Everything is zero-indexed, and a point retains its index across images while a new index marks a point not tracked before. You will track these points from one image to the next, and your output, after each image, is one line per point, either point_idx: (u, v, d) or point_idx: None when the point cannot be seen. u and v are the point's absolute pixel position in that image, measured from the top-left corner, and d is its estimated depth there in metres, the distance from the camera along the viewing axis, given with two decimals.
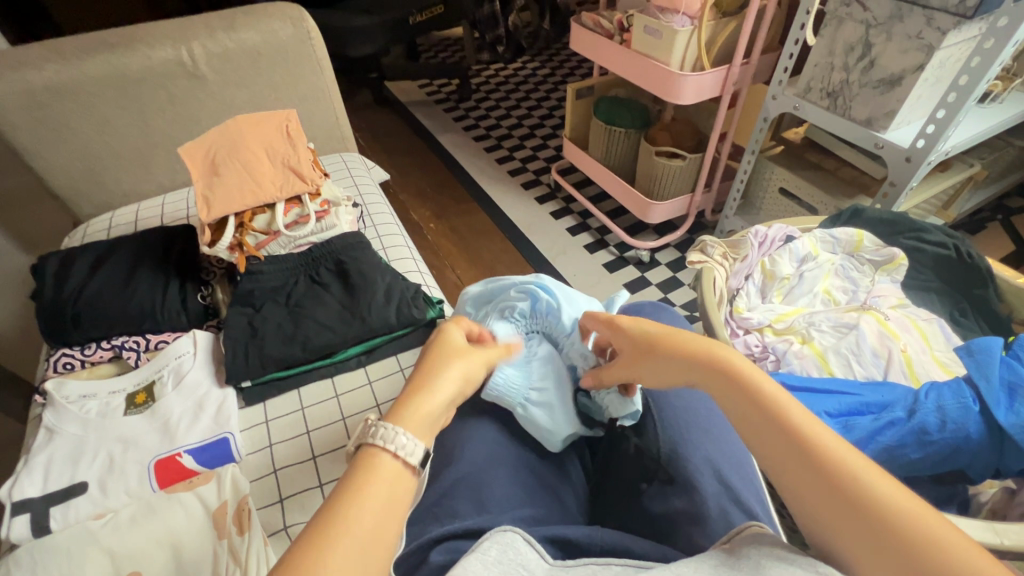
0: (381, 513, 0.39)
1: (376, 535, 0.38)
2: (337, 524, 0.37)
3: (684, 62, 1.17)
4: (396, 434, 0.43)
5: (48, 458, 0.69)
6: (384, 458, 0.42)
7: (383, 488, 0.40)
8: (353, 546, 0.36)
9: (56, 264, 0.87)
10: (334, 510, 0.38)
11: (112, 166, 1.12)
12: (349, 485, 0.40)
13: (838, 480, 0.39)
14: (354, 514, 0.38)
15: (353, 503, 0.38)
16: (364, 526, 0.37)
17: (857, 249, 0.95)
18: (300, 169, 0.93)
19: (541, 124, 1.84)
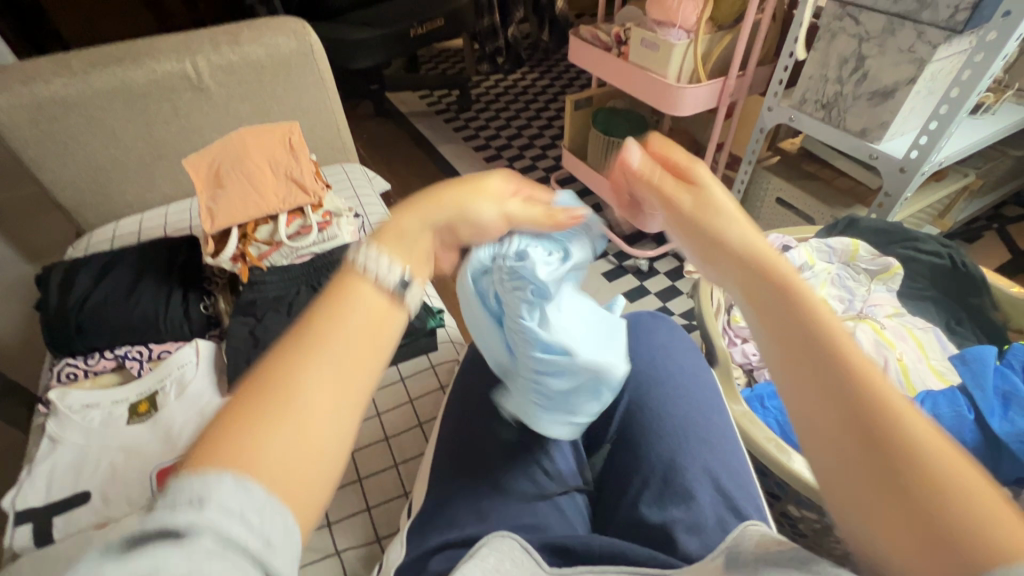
0: (366, 335, 0.33)
1: (351, 357, 0.32)
2: (307, 343, 0.32)
3: (681, 75, 1.19)
4: (379, 261, 0.36)
5: (51, 468, 0.69)
6: (369, 277, 0.36)
7: (371, 309, 0.34)
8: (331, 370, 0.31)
9: (61, 275, 0.88)
10: (312, 331, 0.33)
11: (116, 178, 1.13)
12: (334, 296, 0.35)
13: (891, 430, 0.30)
14: (328, 333, 0.32)
15: (331, 322, 0.33)
16: (335, 346, 0.32)
17: (853, 259, 0.96)
18: (303, 181, 0.94)
19: (540, 134, 1.87)
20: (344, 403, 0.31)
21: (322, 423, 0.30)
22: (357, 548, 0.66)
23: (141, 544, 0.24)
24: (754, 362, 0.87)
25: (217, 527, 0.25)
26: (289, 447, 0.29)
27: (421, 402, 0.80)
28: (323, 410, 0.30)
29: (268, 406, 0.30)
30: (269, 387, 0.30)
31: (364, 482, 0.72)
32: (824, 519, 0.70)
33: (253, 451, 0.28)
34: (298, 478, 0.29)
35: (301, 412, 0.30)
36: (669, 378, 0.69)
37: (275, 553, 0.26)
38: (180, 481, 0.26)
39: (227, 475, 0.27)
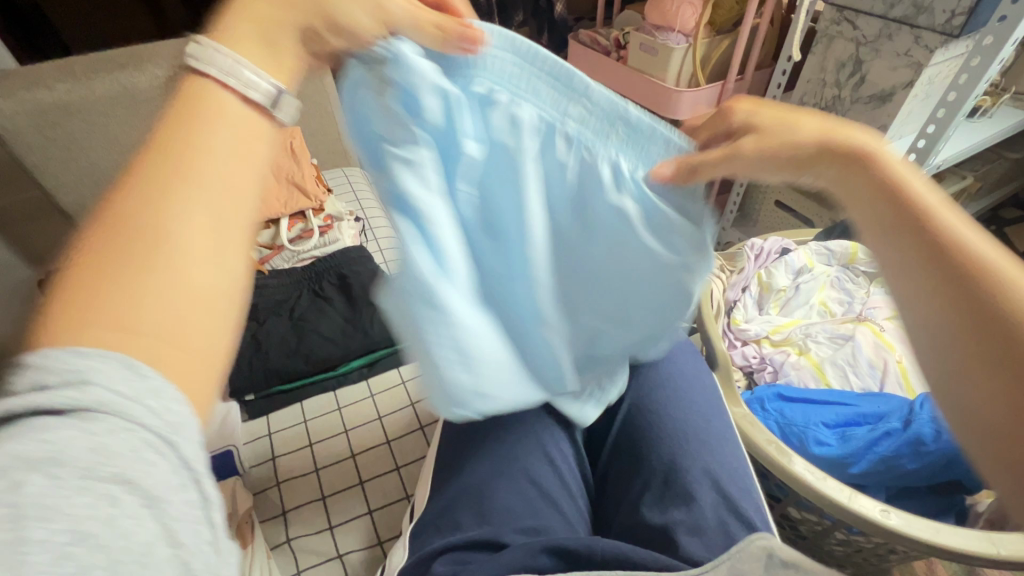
0: (230, 175, 0.36)
1: (226, 189, 0.36)
2: (167, 189, 0.34)
3: (679, 79, 1.20)
4: (240, 69, 0.37)
5: None
6: (217, 89, 0.37)
7: (226, 141, 0.37)
8: (197, 214, 0.34)
9: None
10: (171, 171, 0.34)
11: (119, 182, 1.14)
12: (178, 133, 0.35)
13: (979, 289, 0.36)
14: (190, 172, 0.35)
15: (189, 157, 0.35)
16: (201, 182, 0.35)
17: (852, 261, 0.97)
18: (305, 186, 0.95)
19: None
20: (228, 233, 0.35)
21: (204, 249, 0.34)
22: (359, 550, 0.66)
23: (24, 416, 0.28)
24: (755, 365, 0.87)
25: (100, 406, 0.29)
26: (172, 295, 0.33)
27: (422, 405, 0.80)
28: (200, 256, 0.34)
29: (137, 258, 0.32)
30: (136, 237, 0.33)
31: (366, 486, 0.72)
32: (825, 521, 0.70)
33: (139, 303, 0.32)
34: (196, 313, 0.33)
35: (182, 253, 0.33)
36: (669, 380, 0.69)
37: (178, 432, 0.31)
38: (54, 354, 0.29)
39: (111, 357, 0.30)
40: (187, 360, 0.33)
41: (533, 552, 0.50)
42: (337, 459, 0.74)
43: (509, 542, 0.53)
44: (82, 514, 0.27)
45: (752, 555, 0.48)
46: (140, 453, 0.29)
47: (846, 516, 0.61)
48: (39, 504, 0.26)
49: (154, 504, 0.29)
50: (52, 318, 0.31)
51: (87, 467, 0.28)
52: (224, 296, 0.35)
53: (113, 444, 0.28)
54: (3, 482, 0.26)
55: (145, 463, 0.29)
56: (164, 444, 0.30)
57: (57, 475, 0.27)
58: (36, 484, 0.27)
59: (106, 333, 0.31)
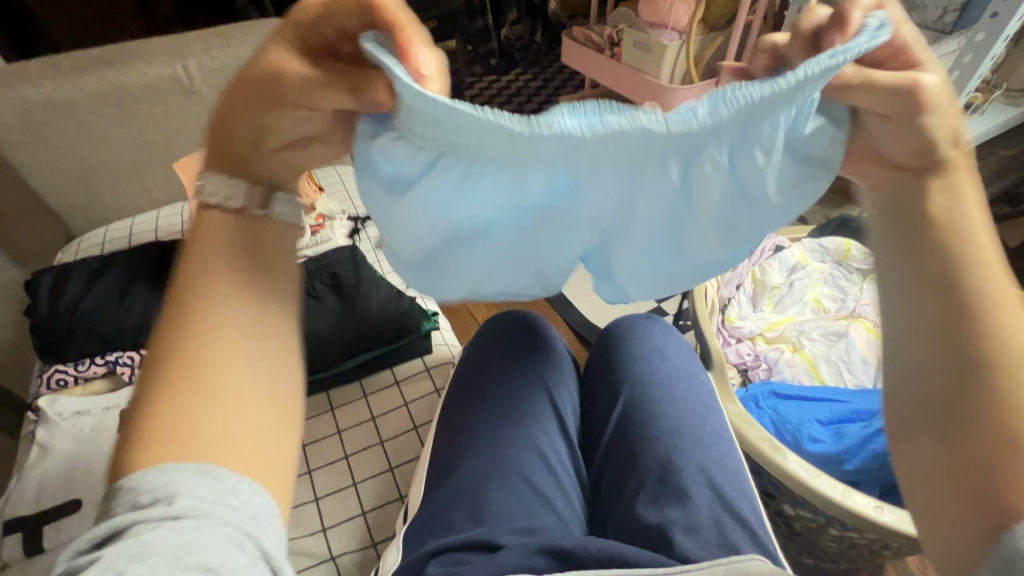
0: (250, 296, 0.45)
1: (252, 306, 0.45)
2: (206, 317, 0.43)
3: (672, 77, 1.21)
4: (222, 204, 0.46)
5: (40, 478, 0.67)
6: (226, 228, 0.46)
7: (229, 278, 0.44)
8: (234, 337, 0.43)
9: (51, 279, 0.87)
10: (200, 309, 0.43)
11: (108, 181, 1.13)
12: (197, 276, 0.44)
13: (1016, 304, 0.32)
14: (219, 300, 0.43)
15: (216, 288, 0.44)
16: (231, 302, 0.44)
17: (845, 258, 0.97)
18: (297, 185, 0.91)
19: None
20: (259, 344, 0.45)
21: (246, 359, 0.43)
22: (354, 552, 0.66)
23: (134, 525, 0.35)
24: (749, 362, 0.86)
25: (188, 511, 0.36)
26: (227, 413, 0.41)
27: (416, 405, 0.80)
28: (242, 374, 0.43)
29: (184, 386, 0.40)
30: (174, 379, 0.40)
31: (359, 487, 0.71)
32: (819, 518, 0.70)
33: (206, 424, 0.40)
34: (249, 416, 0.42)
35: (225, 375, 0.42)
36: (664, 380, 0.69)
37: (251, 522, 0.38)
38: (144, 475, 0.37)
39: (189, 468, 0.38)
40: (252, 460, 0.41)
41: (528, 553, 0.50)
42: (330, 461, 0.74)
43: (506, 543, 0.53)
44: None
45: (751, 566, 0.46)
46: (220, 544, 0.36)
47: (841, 512, 0.62)
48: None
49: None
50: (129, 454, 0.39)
51: (176, 557, 0.34)
52: (272, 397, 0.44)
53: (199, 540, 0.35)
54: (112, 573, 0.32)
55: (225, 552, 0.35)
56: (239, 536, 0.37)
57: (154, 563, 0.33)
58: (136, 570, 0.32)
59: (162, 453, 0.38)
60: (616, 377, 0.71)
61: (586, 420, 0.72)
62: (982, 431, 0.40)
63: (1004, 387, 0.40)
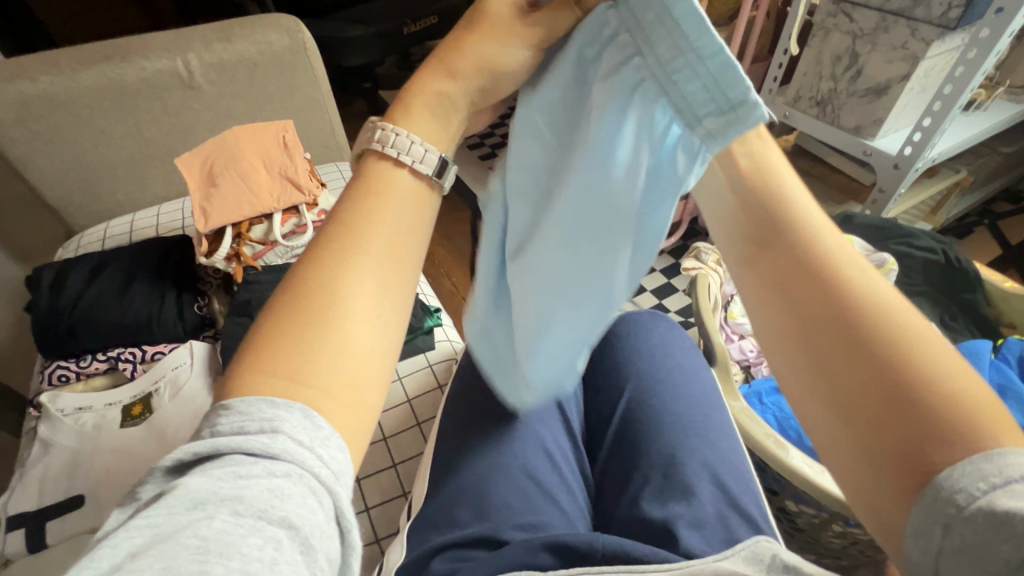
0: (393, 236, 0.36)
1: (392, 249, 0.35)
2: (350, 246, 0.34)
3: None
4: (407, 143, 0.37)
5: (42, 473, 0.67)
6: (392, 171, 0.37)
7: (397, 217, 0.37)
8: (369, 276, 0.34)
9: (52, 275, 0.86)
10: (343, 237, 0.35)
11: (107, 177, 1.13)
12: (355, 206, 0.36)
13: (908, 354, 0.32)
14: (359, 231, 0.35)
15: (369, 222, 0.35)
16: (378, 240, 0.35)
17: None
18: (297, 179, 0.90)
19: None
20: (387, 293, 0.35)
21: (368, 302, 0.34)
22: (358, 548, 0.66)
23: (224, 454, 0.28)
24: (752, 358, 0.87)
25: (285, 454, 0.28)
26: (339, 362, 0.32)
27: (418, 401, 0.79)
28: (363, 320, 0.34)
29: (311, 314, 0.33)
30: (313, 299, 0.33)
31: (362, 483, 0.71)
32: (821, 514, 0.70)
33: (311, 366, 0.32)
34: (354, 369, 0.33)
35: (343, 311, 0.33)
36: (667, 376, 0.68)
37: (338, 480, 0.30)
38: (244, 400, 0.30)
39: (297, 403, 0.30)
40: (350, 407, 0.32)
41: (532, 549, 0.49)
42: None
43: (510, 539, 0.52)
44: (250, 556, 0.25)
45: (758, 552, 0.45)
46: (305, 499, 0.28)
47: (845, 509, 0.61)
48: (221, 540, 0.25)
49: (309, 552, 0.27)
50: (240, 370, 0.32)
51: (262, 508, 0.26)
52: (380, 353, 0.34)
53: (287, 488, 0.27)
54: (196, 515, 0.25)
55: (309, 509, 0.28)
56: (326, 491, 0.29)
57: (238, 513, 0.26)
58: (220, 521, 0.25)
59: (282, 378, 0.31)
60: (619, 375, 0.71)
61: (589, 417, 0.72)
62: (891, 445, 0.31)
63: (919, 398, 0.30)
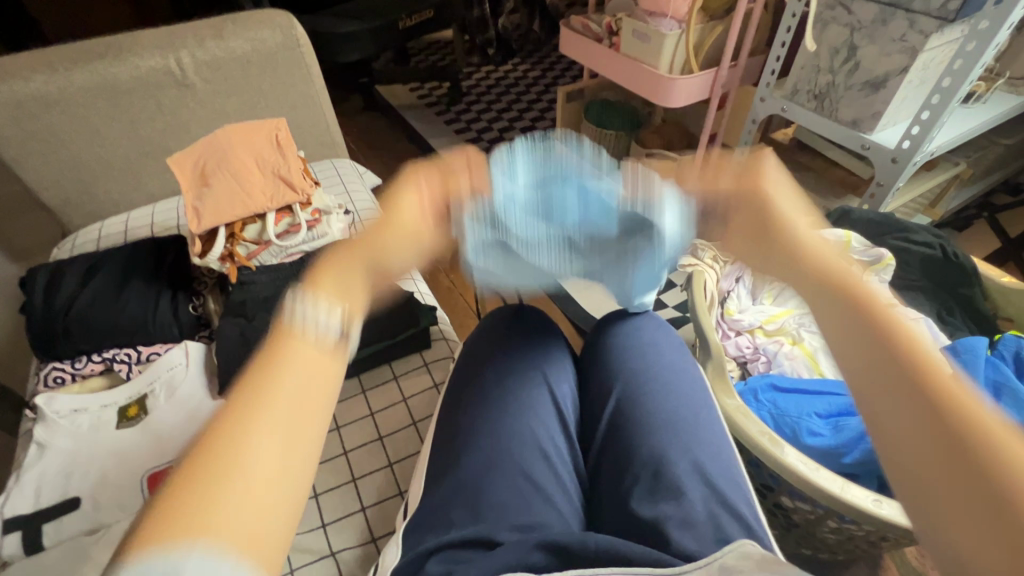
0: (303, 386, 0.42)
1: (300, 402, 0.41)
2: (262, 395, 0.40)
3: (672, 67, 1.21)
4: (320, 311, 0.42)
5: (38, 475, 0.67)
6: (303, 337, 0.42)
7: (306, 376, 0.42)
8: (276, 433, 0.40)
9: (46, 276, 0.86)
10: (252, 392, 0.40)
11: (102, 176, 1.12)
12: (267, 363, 0.42)
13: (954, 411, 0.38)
14: (272, 378, 0.41)
15: (275, 377, 0.41)
16: (285, 387, 0.41)
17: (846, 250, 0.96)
18: (290, 179, 0.90)
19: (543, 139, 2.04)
20: (295, 447, 0.40)
21: (276, 454, 0.39)
22: (354, 548, 0.65)
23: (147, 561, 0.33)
24: (748, 355, 0.87)
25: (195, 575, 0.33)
26: (242, 508, 0.37)
27: (415, 400, 0.79)
28: (271, 473, 0.39)
29: (219, 464, 0.37)
30: (218, 456, 0.37)
31: (359, 482, 0.71)
32: (816, 510, 0.70)
33: (221, 510, 0.36)
34: (263, 516, 0.38)
35: (250, 462, 0.38)
36: (656, 375, 0.68)
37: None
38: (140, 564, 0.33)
39: (194, 547, 0.34)
40: (259, 547, 0.37)
41: (528, 549, 0.50)
42: (330, 457, 0.74)
43: (504, 540, 0.53)
44: None
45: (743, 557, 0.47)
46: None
47: (839, 505, 0.62)
48: None
49: None
50: (143, 530, 0.35)
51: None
52: (287, 483, 0.40)
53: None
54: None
55: None
56: None
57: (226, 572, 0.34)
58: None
59: (183, 531, 0.34)
60: (610, 372, 0.71)
61: (582, 412, 0.72)
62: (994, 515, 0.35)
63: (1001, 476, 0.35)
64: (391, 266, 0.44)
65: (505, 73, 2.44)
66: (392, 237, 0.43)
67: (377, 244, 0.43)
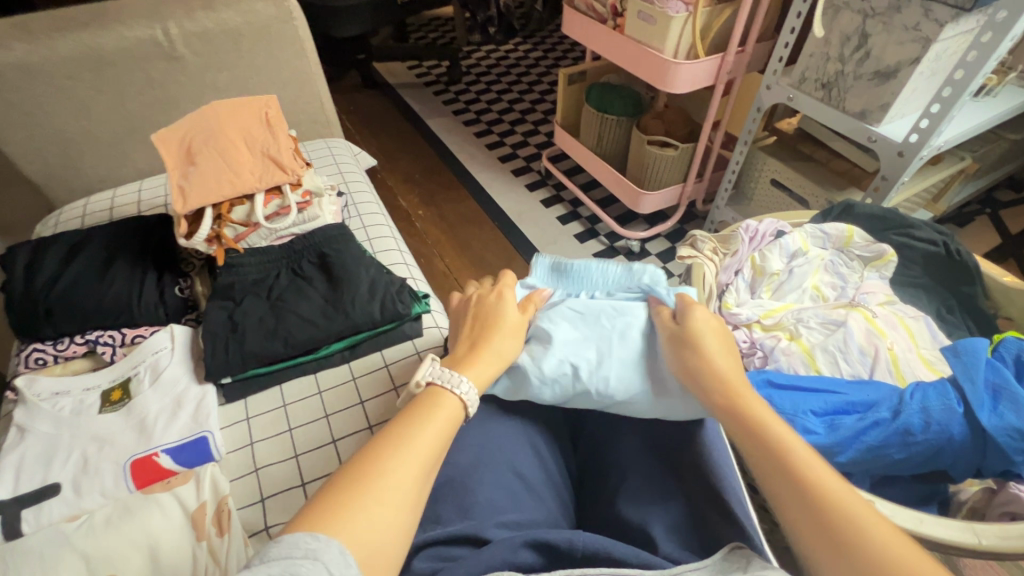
0: (432, 440, 0.47)
1: (425, 448, 0.47)
2: (395, 440, 0.46)
3: (678, 50, 1.17)
4: (456, 381, 0.53)
5: (18, 459, 0.66)
6: (443, 394, 0.51)
7: (432, 426, 0.49)
8: (408, 466, 0.45)
9: (27, 255, 0.84)
10: (390, 437, 0.46)
11: (87, 152, 1.09)
12: (406, 416, 0.49)
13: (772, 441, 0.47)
14: (411, 431, 0.47)
15: (413, 426, 0.48)
16: (416, 436, 0.47)
17: (847, 245, 0.94)
18: (280, 159, 0.87)
19: (543, 122, 2.00)
20: (418, 475, 0.45)
21: (403, 484, 0.43)
22: None
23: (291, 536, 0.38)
24: (744, 349, 0.86)
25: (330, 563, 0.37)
26: (373, 526, 0.41)
27: (405, 390, 0.77)
28: (399, 501, 0.43)
29: (357, 482, 0.43)
30: (355, 481, 0.43)
31: None
32: None
33: (356, 519, 0.40)
34: (386, 533, 0.41)
35: (385, 485, 0.43)
36: None
37: None
38: (295, 536, 0.38)
39: (333, 540, 0.38)
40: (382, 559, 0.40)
41: (514, 547, 0.49)
42: (317, 445, 0.72)
43: (492, 537, 0.52)
44: None
45: (736, 556, 0.47)
46: None
47: None
48: None
49: None
50: (303, 513, 0.41)
51: None
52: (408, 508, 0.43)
53: None
54: None
55: None
56: None
57: None
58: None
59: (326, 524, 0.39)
60: None
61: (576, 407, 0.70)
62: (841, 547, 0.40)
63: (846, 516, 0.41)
64: (503, 352, 0.59)
65: (505, 53, 2.38)
66: (504, 342, 0.60)
67: (489, 343, 0.59)
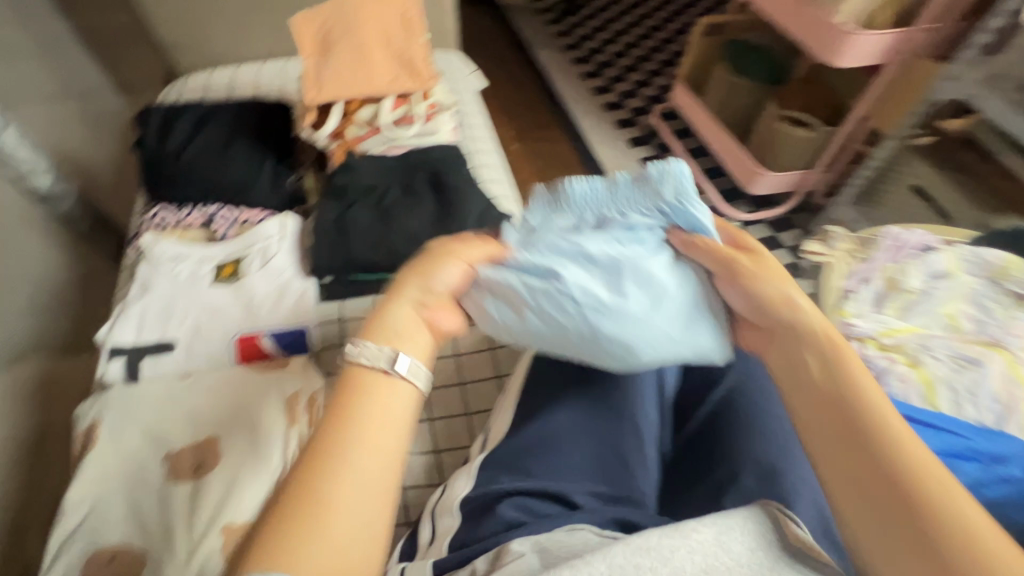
0: (374, 431, 0.42)
1: (366, 444, 0.41)
2: (327, 446, 0.41)
3: (853, 16, 1.02)
4: (377, 353, 0.45)
5: (141, 311, 0.70)
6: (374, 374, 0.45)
7: (371, 411, 0.43)
8: (348, 472, 0.40)
9: (159, 117, 0.86)
10: (323, 444, 0.41)
11: (212, 23, 1.08)
12: (335, 412, 0.43)
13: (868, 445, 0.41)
14: (346, 424, 0.42)
15: (346, 421, 0.42)
16: (354, 434, 0.41)
17: (1003, 276, 0.81)
18: (415, 65, 0.85)
19: (658, 72, 1.84)
20: (367, 477, 0.40)
21: (354, 491, 0.39)
22: (421, 454, 0.68)
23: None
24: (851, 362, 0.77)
25: None
26: (332, 546, 0.37)
27: None
28: (346, 509, 0.39)
29: (295, 505, 0.38)
30: (293, 504, 0.38)
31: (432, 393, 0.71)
32: None
33: (306, 546, 0.37)
34: (349, 553, 0.38)
35: (326, 501, 0.39)
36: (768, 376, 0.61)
37: None
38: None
39: (281, 574, 0.35)
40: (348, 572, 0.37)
41: (605, 520, 0.48)
42: None
43: (583, 504, 0.51)
44: None
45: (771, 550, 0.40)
46: None
47: None
48: None
49: None
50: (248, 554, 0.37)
51: None
52: (370, 515, 0.40)
53: None
54: None
55: None
56: None
57: None
58: None
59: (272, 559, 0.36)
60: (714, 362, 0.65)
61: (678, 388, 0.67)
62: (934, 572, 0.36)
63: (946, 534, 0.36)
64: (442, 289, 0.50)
65: None
66: (434, 281, 0.50)
67: (409, 279, 0.50)
